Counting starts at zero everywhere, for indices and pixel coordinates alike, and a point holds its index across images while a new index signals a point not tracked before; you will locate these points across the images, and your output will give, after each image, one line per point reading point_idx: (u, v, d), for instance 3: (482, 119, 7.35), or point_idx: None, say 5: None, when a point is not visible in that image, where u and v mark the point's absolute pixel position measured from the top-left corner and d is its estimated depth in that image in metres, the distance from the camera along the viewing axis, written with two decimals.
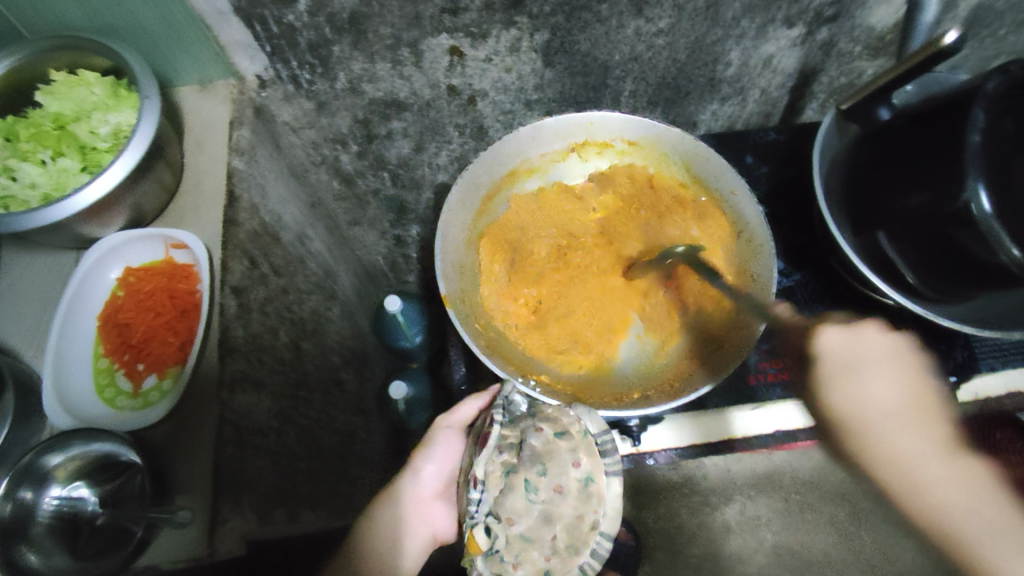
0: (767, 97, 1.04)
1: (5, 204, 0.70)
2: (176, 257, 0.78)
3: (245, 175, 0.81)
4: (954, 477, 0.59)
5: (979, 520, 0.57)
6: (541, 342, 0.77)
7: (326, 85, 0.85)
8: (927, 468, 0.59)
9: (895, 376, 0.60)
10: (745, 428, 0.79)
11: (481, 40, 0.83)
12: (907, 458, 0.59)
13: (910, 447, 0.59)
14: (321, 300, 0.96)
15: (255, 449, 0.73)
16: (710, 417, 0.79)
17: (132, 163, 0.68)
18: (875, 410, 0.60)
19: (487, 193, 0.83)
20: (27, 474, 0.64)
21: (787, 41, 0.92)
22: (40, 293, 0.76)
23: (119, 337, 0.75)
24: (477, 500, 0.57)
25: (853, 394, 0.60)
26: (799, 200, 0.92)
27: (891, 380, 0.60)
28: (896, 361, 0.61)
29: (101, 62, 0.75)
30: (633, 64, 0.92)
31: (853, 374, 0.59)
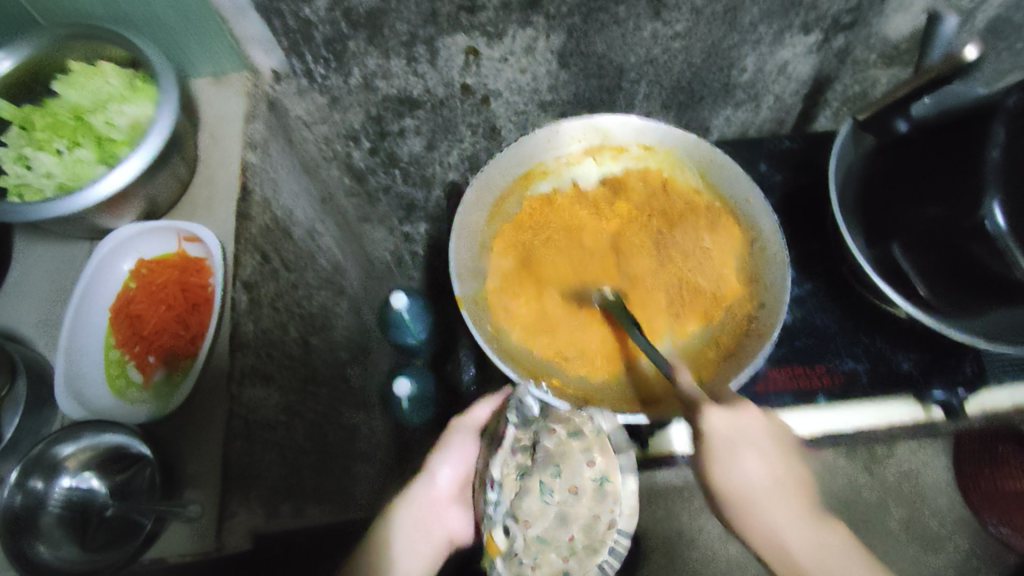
0: (781, 103, 1.04)
1: (21, 192, 0.70)
2: (188, 250, 0.77)
3: (258, 169, 0.81)
4: (822, 548, 0.58)
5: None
6: (553, 346, 0.78)
7: (341, 80, 0.85)
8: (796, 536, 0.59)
9: (768, 455, 0.61)
10: None
11: (497, 40, 0.83)
12: (779, 536, 0.59)
13: (782, 521, 0.59)
14: (329, 295, 0.96)
15: (263, 444, 0.73)
16: (680, 431, 0.79)
17: (150, 155, 0.69)
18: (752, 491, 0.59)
19: (502, 195, 0.83)
20: (38, 463, 0.63)
21: (803, 48, 0.92)
22: (50, 283, 0.76)
23: (130, 328, 0.75)
24: (495, 501, 0.58)
25: (731, 471, 0.60)
26: (812, 209, 0.92)
27: (757, 456, 0.60)
28: (769, 437, 0.61)
29: (119, 53, 0.75)
30: (648, 67, 0.92)
31: (734, 454, 0.59)
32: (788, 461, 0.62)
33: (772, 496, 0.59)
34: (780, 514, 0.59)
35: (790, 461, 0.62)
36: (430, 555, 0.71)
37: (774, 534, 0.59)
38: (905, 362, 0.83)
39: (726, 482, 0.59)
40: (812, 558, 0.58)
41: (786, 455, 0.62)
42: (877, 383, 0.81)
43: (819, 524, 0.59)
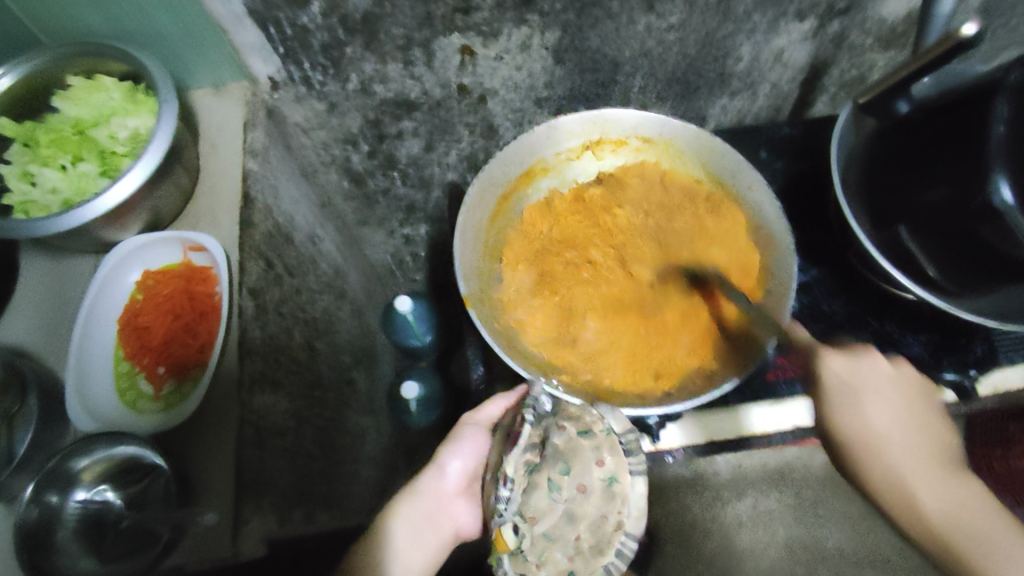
0: (777, 91, 1.04)
1: (26, 209, 0.70)
2: (194, 260, 0.78)
3: (259, 176, 0.81)
4: (956, 502, 0.65)
5: (970, 526, 0.64)
6: (565, 342, 0.77)
7: (338, 86, 0.85)
8: (926, 491, 0.65)
9: (894, 400, 0.67)
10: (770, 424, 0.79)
11: (492, 38, 0.83)
12: (907, 485, 0.65)
13: (905, 469, 0.65)
14: (332, 300, 0.97)
15: (273, 451, 0.73)
16: (721, 414, 0.80)
17: (152, 166, 0.69)
18: (876, 431, 0.65)
19: (503, 194, 0.84)
20: (54, 478, 0.64)
21: (798, 34, 0.92)
22: (56, 297, 0.76)
23: (139, 341, 0.75)
24: (506, 498, 0.57)
25: (857, 419, 0.65)
26: (814, 193, 0.92)
27: (885, 402, 0.66)
28: (896, 387, 0.67)
29: (118, 67, 0.75)
30: (643, 60, 0.92)
31: (856, 397, 0.65)
32: (910, 409, 0.67)
33: (905, 471, 0.65)
34: (904, 452, 0.66)
35: (921, 419, 0.68)
36: (435, 548, 0.70)
37: (902, 477, 0.65)
38: (916, 344, 0.83)
39: (850, 426, 0.65)
40: (940, 503, 0.65)
41: (912, 404, 0.67)
42: None
43: (948, 484, 0.66)
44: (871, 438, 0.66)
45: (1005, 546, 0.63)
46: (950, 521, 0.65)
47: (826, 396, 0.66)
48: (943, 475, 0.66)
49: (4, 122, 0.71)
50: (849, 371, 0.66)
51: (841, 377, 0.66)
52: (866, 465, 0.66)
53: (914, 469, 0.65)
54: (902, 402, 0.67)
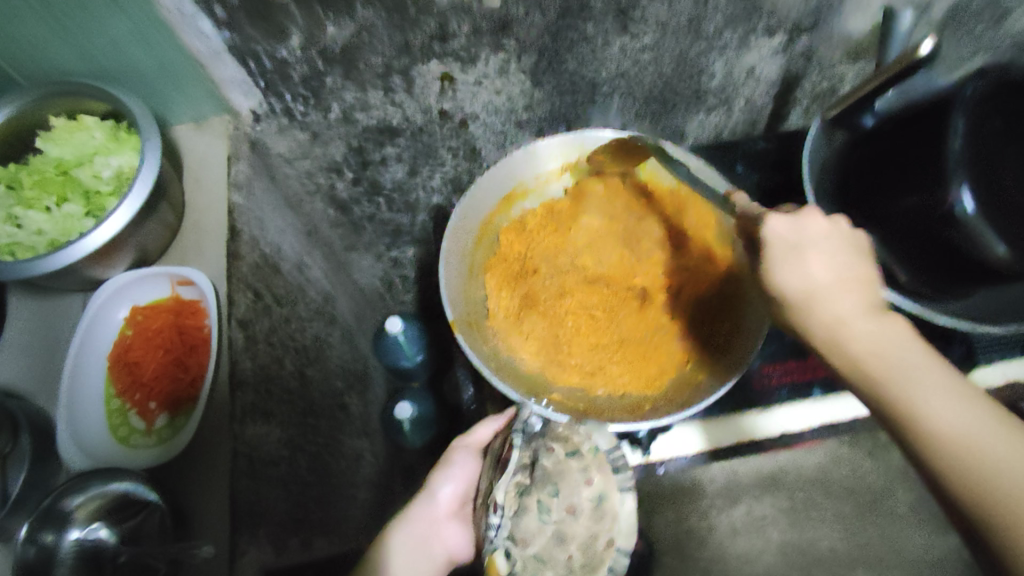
0: (752, 105, 1.06)
1: (11, 250, 0.70)
2: (182, 294, 0.79)
3: (244, 209, 0.82)
4: (888, 341, 0.54)
5: (900, 360, 0.53)
6: (552, 362, 0.79)
7: (320, 116, 0.87)
8: (870, 338, 0.55)
9: (840, 255, 0.58)
10: (763, 429, 0.84)
11: (471, 64, 0.85)
12: (845, 322, 0.56)
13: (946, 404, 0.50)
14: (322, 325, 0.98)
15: (269, 481, 0.75)
16: (717, 425, 0.84)
17: (137, 203, 0.70)
18: (820, 285, 0.56)
19: (486, 218, 0.85)
20: (48, 517, 0.63)
21: (768, 50, 0.95)
22: (45, 337, 0.76)
23: (130, 376, 0.76)
24: (497, 525, 0.59)
25: (794, 273, 0.57)
26: (791, 204, 0.94)
27: (829, 257, 0.57)
28: (840, 241, 0.58)
29: (100, 106, 0.76)
30: (619, 80, 0.94)
31: (799, 252, 0.57)
32: (854, 265, 0.58)
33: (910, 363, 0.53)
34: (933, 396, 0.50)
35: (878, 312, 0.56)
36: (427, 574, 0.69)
37: (843, 324, 0.56)
38: None
39: (783, 282, 0.57)
40: (927, 389, 0.51)
41: (854, 257, 0.58)
42: None
43: (929, 363, 0.52)
44: (807, 298, 0.57)
45: (931, 381, 0.52)
46: (908, 381, 0.52)
47: (770, 259, 0.58)
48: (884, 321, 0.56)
49: None
50: (793, 231, 0.58)
51: (781, 235, 0.58)
52: (806, 322, 0.57)
53: (878, 336, 0.55)
54: (856, 254, 0.58)
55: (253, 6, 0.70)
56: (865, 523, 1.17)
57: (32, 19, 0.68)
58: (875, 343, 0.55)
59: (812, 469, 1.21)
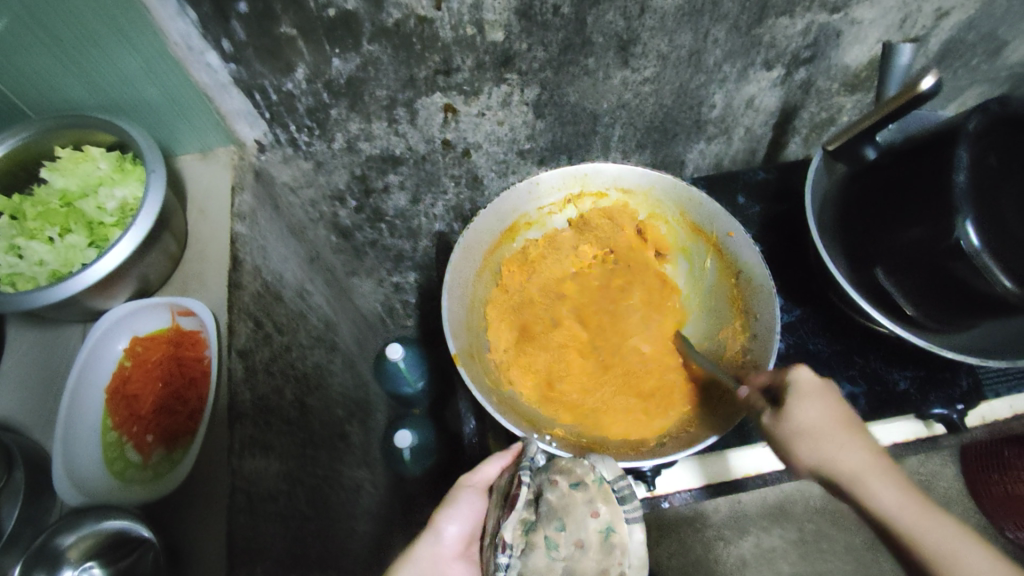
0: (751, 134, 1.07)
1: (12, 281, 0.70)
2: (183, 324, 0.78)
3: (247, 239, 0.82)
4: (910, 512, 0.55)
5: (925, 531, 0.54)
6: (553, 397, 0.78)
7: (325, 146, 0.87)
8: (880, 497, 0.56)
9: (830, 403, 0.60)
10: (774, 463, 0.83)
11: (474, 96, 0.86)
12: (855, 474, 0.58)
13: (942, 538, 0.53)
14: (323, 353, 0.98)
15: (266, 516, 0.74)
16: (716, 458, 0.83)
17: (142, 234, 0.70)
18: (807, 426, 0.60)
19: (488, 250, 0.83)
20: (41, 556, 0.62)
21: (767, 82, 0.96)
22: (43, 369, 0.75)
23: (128, 409, 0.75)
24: (507, 564, 0.57)
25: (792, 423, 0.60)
26: (793, 233, 0.94)
27: (824, 412, 0.59)
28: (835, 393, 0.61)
29: (106, 138, 0.76)
30: (621, 111, 0.95)
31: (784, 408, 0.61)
32: (841, 420, 0.60)
33: (906, 513, 0.55)
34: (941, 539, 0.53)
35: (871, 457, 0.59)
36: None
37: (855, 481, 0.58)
38: (901, 380, 0.84)
39: (784, 426, 0.61)
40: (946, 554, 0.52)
41: (832, 405, 0.60)
42: (874, 403, 0.82)
43: (900, 489, 0.57)
44: (800, 440, 0.60)
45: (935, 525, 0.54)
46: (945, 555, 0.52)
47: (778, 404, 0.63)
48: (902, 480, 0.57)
49: None
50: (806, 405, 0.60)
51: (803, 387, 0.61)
52: (793, 457, 0.60)
53: (869, 477, 0.58)
54: (845, 424, 0.60)
55: (261, 41, 0.71)
56: (875, 554, 1.14)
57: (42, 53, 0.69)
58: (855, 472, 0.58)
59: (819, 498, 1.19)
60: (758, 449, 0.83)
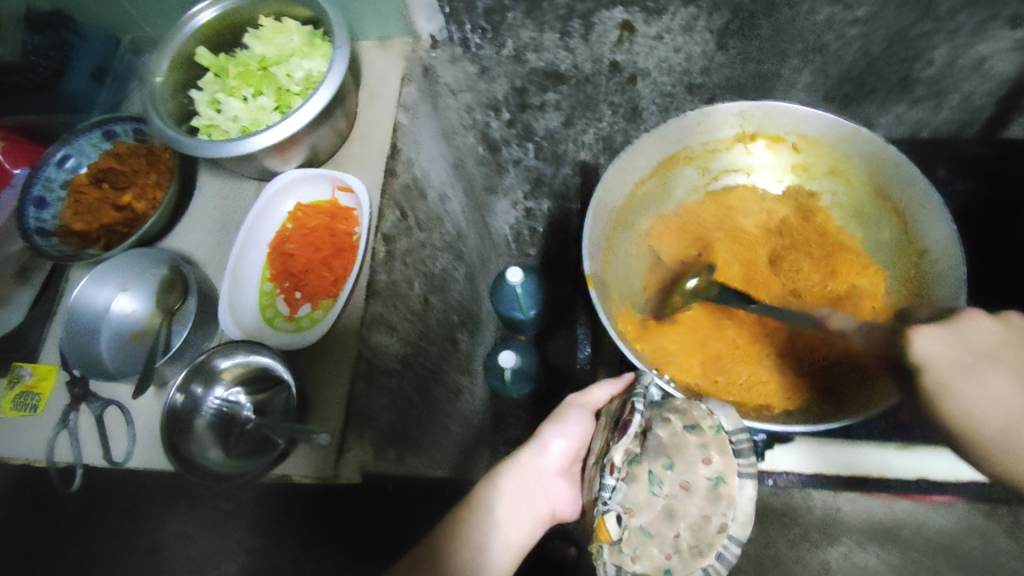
0: (968, 105, 0.89)
1: (210, 132, 0.78)
2: (340, 199, 0.83)
3: (407, 130, 0.85)
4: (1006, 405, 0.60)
5: (1007, 428, 0.59)
6: (680, 344, 0.74)
7: (493, 50, 0.88)
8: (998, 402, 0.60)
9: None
10: (894, 469, 0.76)
11: (656, 16, 0.81)
12: (977, 415, 0.60)
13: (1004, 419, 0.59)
14: (450, 260, 1.00)
15: (380, 388, 0.79)
16: (832, 446, 0.77)
17: (320, 107, 0.74)
18: (978, 415, 0.60)
19: (641, 178, 0.79)
20: (200, 371, 0.73)
21: (1008, 42, 0.80)
22: (222, 214, 0.85)
23: (282, 265, 0.81)
24: (611, 486, 0.55)
25: (981, 397, 0.60)
26: (993, 221, 0.85)
27: (993, 387, 0.60)
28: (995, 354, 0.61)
29: (303, 12, 0.80)
30: (815, 55, 0.85)
31: (964, 374, 0.60)
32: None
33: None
34: (1004, 381, 0.60)
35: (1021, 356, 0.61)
36: (529, 527, 0.66)
37: (973, 424, 0.60)
38: None
39: (962, 406, 0.60)
40: (964, 376, 0.60)
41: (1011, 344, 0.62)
42: None
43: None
44: (1004, 419, 0.59)
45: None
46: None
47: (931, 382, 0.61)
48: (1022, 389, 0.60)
49: (203, 52, 0.79)
50: (948, 346, 0.61)
51: (940, 352, 0.61)
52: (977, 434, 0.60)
53: (998, 399, 0.60)
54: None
55: None
56: None
57: None
58: (984, 412, 0.59)
59: (938, 532, 1.02)
60: (894, 451, 0.76)
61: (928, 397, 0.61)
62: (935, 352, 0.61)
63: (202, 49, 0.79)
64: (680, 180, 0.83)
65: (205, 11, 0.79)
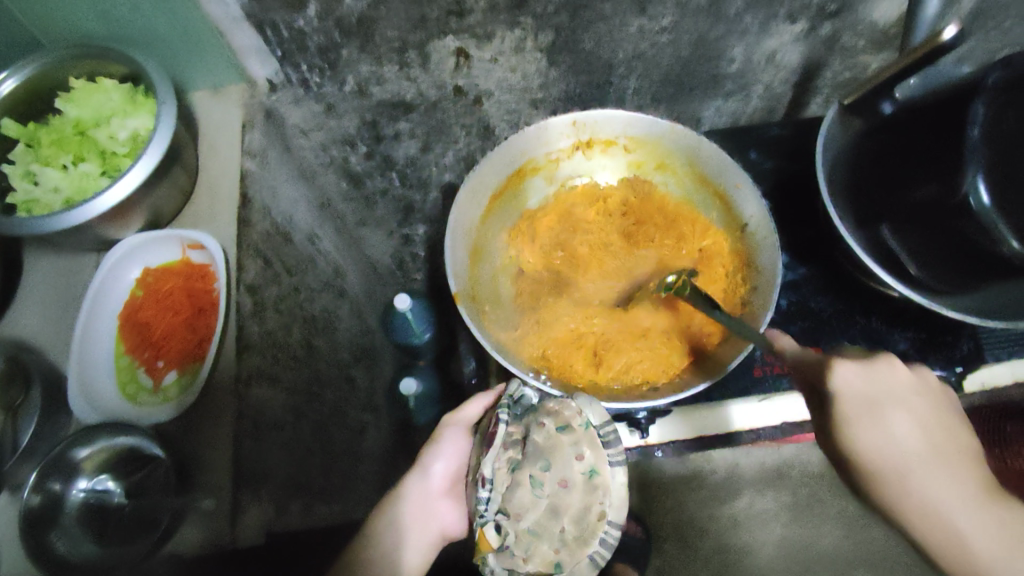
0: (771, 92, 1.04)
1: (28, 207, 0.72)
2: (192, 258, 0.79)
3: (256, 177, 0.82)
4: (941, 495, 0.59)
5: (923, 509, 0.59)
6: (552, 344, 0.78)
7: (335, 87, 0.87)
8: (938, 489, 0.59)
9: (922, 414, 0.60)
10: (758, 419, 0.82)
11: (487, 41, 0.84)
12: (935, 502, 0.59)
13: (942, 495, 0.59)
14: (331, 298, 0.99)
15: (271, 443, 0.76)
16: (702, 413, 0.81)
17: (148, 169, 0.71)
18: (904, 452, 0.59)
19: (493, 195, 0.84)
20: (57, 466, 0.66)
21: (790, 36, 0.92)
22: (64, 291, 0.79)
23: (139, 335, 0.77)
24: (486, 498, 0.59)
25: (879, 438, 0.58)
26: (800, 192, 0.95)
27: (907, 420, 0.59)
28: (917, 396, 0.60)
29: (120, 69, 0.77)
30: (636, 62, 0.93)
31: (876, 411, 0.58)
32: (942, 425, 0.61)
33: (922, 455, 0.59)
34: (907, 425, 0.58)
35: (949, 423, 0.61)
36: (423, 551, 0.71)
37: (926, 497, 0.59)
38: (902, 341, 0.84)
39: (869, 449, 0.58)
40: (863, 417, 0.58)
41: (935, 413, 0.61)
42: None
43: (992, 509, 0.59)
44: (892, 459, 0.58)
45: (931, 471, 0.59)
46: (926, 513, 0.59)
47: (847, 419, 0.58)
48: (937, 449, 0.60)
49: (8, 123, 0.73)
50: (863, 382, 0.58)
51: (856, 386, 0.58)
52: (880, 493, 0.59)
53: (937, 487, 0.59)
54: (940, 445, 0.60)
55: None
56: (870, 525, 1.18)
57: None
58: (890, 453, 0.58)
59: (817, 465, 1.22)
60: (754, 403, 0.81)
61: (842, 438, 0.59)
62: (851, 387, 0.58)
63: (7, 120, 0.73)
64: (533, 192, 0.90)
65: (4, 80, 0.73)
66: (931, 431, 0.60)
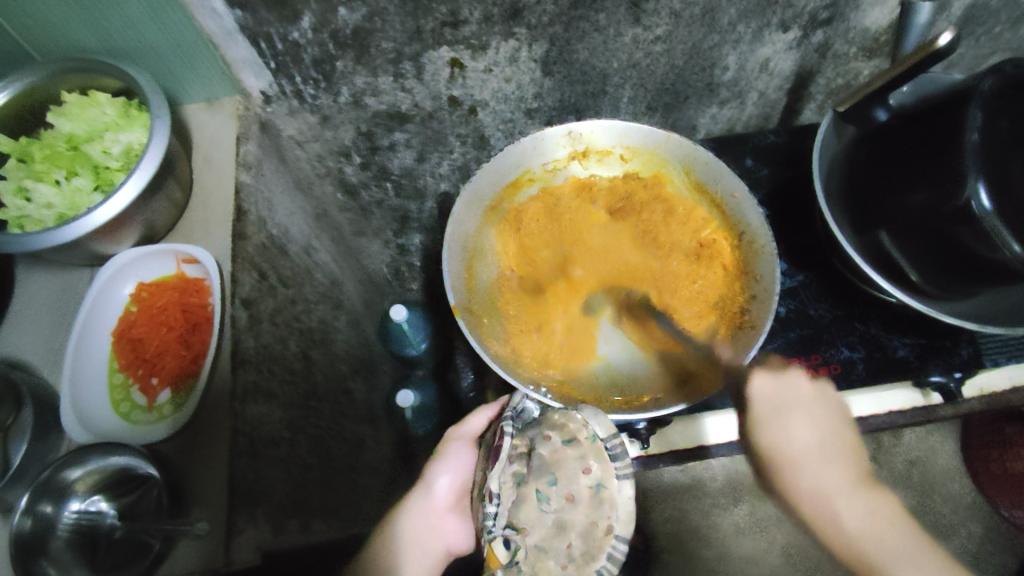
0: (765, 99, 1.04)
1: (20, 224, 0.72)
2: (187, 272, 0.79)
3: (252, 189, 0.82)
4: (865, 512, 0.65)
5: (849, 528, 0.64)
6: (549, 352, 0.80)
7: (330, 99, 0.87)
8: (842, 500, 0.65)
9: (817, 417, 0.68)
10: None
11: (481, 51, 0.84)
12: (821, 489, 0.65)
13: (837, 484, 0.65)
14: (330, 310, 0.98)
15: (269, 461, 0.73)
16: (695, 420, 0.80)
17: (142, 181, 0.70)
18: (797, 450, 0.66)
19: (491, 204, 0.85)
20: (47, 489, 0.65)
21: (782, 44, 0.92)
22: (55, 308, 0.78)
23: (133, 352, 0.76)
24: (493, 514, 0.58)
25: (781, 436, 0.66)
26: (796, 198, 0.95)
27: (802, 426, 0.66)
28: (818, 405, 0.69)
29: (113, 83, 0.77)
30: (631, 71, 0.93)
31: (781, 415, 0.66)
32: (838, 426, 0.69)
33: (826, 452, 0.67)
34: (815, 428, 0.67)
35: (838, 425, 0.69)
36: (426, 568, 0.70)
37: (829, 498, 0.65)
38: (900, 348, 0.84)
39: (768, 442, 0.66)
40: (777, 421, 0.66)
41: (836, 420, 0.69)
42: (871, 369, 0.83)
43: (883, 512, 0.65)
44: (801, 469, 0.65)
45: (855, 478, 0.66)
46: (811, 494, 0.65)
47: (759, 420, 0.67)
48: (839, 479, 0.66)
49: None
50: (777, 392, 0.68)
51: (765, 399, 0.67)
52: (787, 481, 0.66)
53: (851, 503, 0.65)
54: (846, 446, 0.68)
55: None
56: None
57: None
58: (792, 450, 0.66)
59: None
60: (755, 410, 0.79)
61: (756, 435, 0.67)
62: (765, 394, 0.68)
63: None
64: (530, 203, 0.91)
65: None
66: (834, 436, 0.68)
